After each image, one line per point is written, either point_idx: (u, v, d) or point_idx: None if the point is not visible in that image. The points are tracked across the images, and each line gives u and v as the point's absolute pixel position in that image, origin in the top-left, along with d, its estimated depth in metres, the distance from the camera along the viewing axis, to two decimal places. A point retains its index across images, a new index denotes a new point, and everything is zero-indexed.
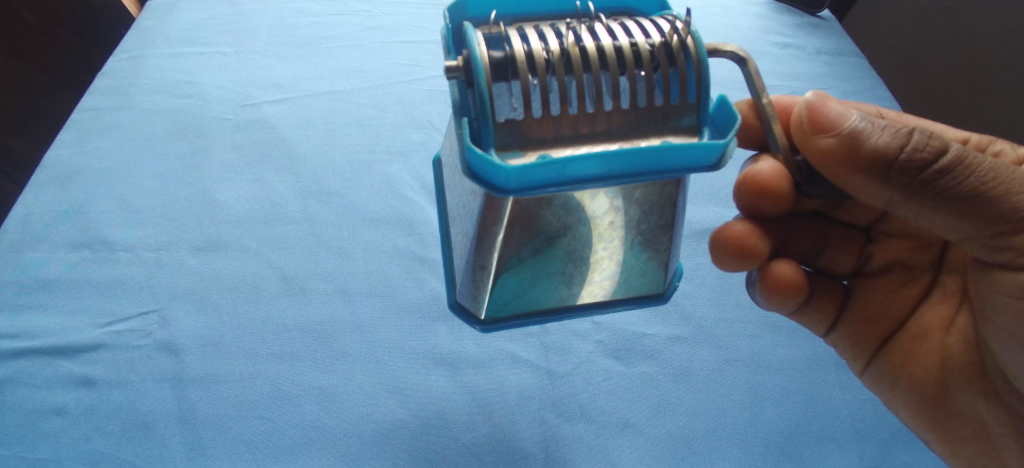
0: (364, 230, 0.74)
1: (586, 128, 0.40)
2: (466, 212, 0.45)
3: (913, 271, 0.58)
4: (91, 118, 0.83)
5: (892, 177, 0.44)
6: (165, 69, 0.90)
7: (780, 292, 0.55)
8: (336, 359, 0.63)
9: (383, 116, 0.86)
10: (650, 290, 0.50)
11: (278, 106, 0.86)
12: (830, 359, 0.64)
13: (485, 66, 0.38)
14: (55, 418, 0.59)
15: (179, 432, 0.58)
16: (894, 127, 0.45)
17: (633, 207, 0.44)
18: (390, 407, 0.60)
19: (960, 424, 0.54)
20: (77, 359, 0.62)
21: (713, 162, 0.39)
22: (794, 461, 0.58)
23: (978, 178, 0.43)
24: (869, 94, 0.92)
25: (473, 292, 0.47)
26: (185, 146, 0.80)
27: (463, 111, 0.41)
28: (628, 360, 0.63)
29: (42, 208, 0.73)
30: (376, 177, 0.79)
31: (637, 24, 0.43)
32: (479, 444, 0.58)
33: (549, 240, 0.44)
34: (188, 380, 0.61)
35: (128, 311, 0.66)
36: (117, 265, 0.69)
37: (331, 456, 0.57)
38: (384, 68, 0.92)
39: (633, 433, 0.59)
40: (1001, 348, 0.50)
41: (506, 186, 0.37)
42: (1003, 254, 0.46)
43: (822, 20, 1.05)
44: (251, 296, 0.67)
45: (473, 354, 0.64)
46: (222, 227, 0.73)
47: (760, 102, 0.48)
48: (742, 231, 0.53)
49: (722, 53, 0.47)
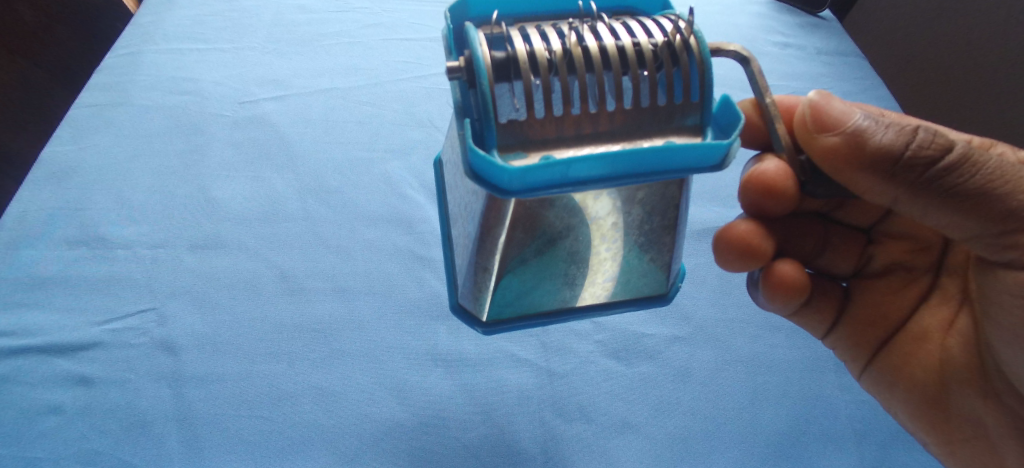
0: (363, 228, 0.73)
1: (589, 128, 0.40)
2: (468, 213, 0.45)
3: (913, 273, 0.58)
4: (87, 114, 0.82)
5: (898, 174, 0.44)
6: (160, 65, 0.89)
7: (782, 292, 0.54)
8: (335, 357, 0.63)
9: (382, 114, 0.85)
10: (652, 291, 0.50)
11: (278, 103, 0.86)
12: (830, 360, 0.64)
13: (487, 66, 0.38)
14: (52, 417, 0.58)
15: (178, 430, 0.58)
16: (899, 124, 0.45)
17: (636, 209, 0.44)
18: (390, 406, 0.60)
19: (959, 425, 0.54)
20: (74, 358, 0.62)
21: (716, 163, 0.39)
22: (794, 462, 0.58)
23: (983, 176, 0.43)
24: (870, 94, 0.92)
25: (474, 294, 0.47)
26: (183, 143, 0.80)
27: (464, 112, 0.41)
28: (628, 359, 0.63)
29: (39, 204, 0.72)
30: (376, 175, 0.79)
31: (640, 23, 0.43)
32: (478, 444, 0.58)
33: (551, 242, 0.44)
34: (185, 379, 0.61)
35: (125, 309, 0.65)
36: (114, 263, 0.68)
37: (330, 457, 0.57)
38: (383, 66, 0.92)
39: (633, 433, 0.59)
40: (1001, 347, 0.50)
41: (508, 187, 0.37)
42: (1007, 253, 0.46)
43: (823, 20, 1.04)
44: (250, 295, 0.67)
45: (472, 353, 0.64)
46: (220, 226, 0.72)
47: (763, 102, 0.47)
48: (747, 230, 0.53)
49: (723, 53, 0.46)
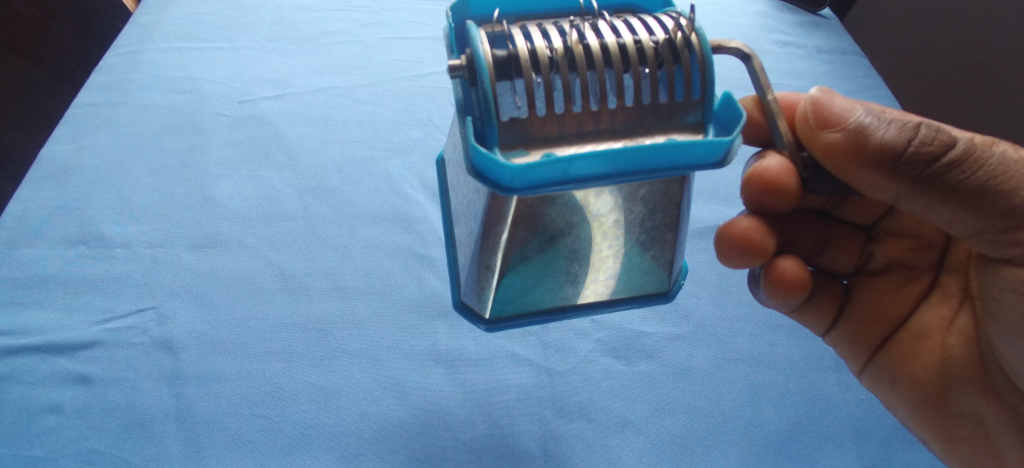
0: (363, 227, 0.73)
1: (591, 125, 0.40)
2: (470, 211, 0.45)
3: (913, 271, 0.58)
4: (86, 114, 0.82)
5: (900, 170, 0.44)
6: (160, 64, 0.89)
7: (784, 288, 0.54)
8: (335, 356, 0.63)
9: (382, 113, 0.85)
10: (654, 288, 0.50)
11: (277, 102, 0.85)
12: (830, 359, 0.64)
13: (489, 65, 0.37)
14: (51, 416, 0.58)
15: (178, 429, 0.58)
16: (900, 121, 0.45)
17: (638, 206, 0.44)
18: (390, 405, 0.60)
19: (960, 423, 0.54)
20: (73, 357, 0.62)
21: (718, 160, 0.39)
22: (794, 461, 0.58)
23: (986, 172, 0.43)
24: (870, 93, 0.92)
25: (476, 291, 0.47)
26: (182, 142, 0.80)
27: (465, 110, 0.41)
28: (628, 358, 0.63)
29: (37, 204, 0.72)
30: (375, 174, 0.78)
31: (641, 20, 0.42)
32: (478, 443, 0.58)
33: (553, 239, 0.44)
34: (185, 378, 0.61)
35: (125, 308, 0.65)
36: (113, 262, 0.68)
37: (330, 457, 0.57)
38: (383, 65, 0.92)
39: (633, 432, 0.59)
40: (1001, 344, 0.50)
41: (510, 184, 0.37)
42: (1008, 250, 0.46)
43: (823, 19, 1.04)
44: (250, 294, 0.67)
45: (472, 352, 0.64)
46: (219, 225, 0.72)
47: (765, 99, 0.47)
48: (748, 226, 0.53)
49: (725, 50, 0.46)
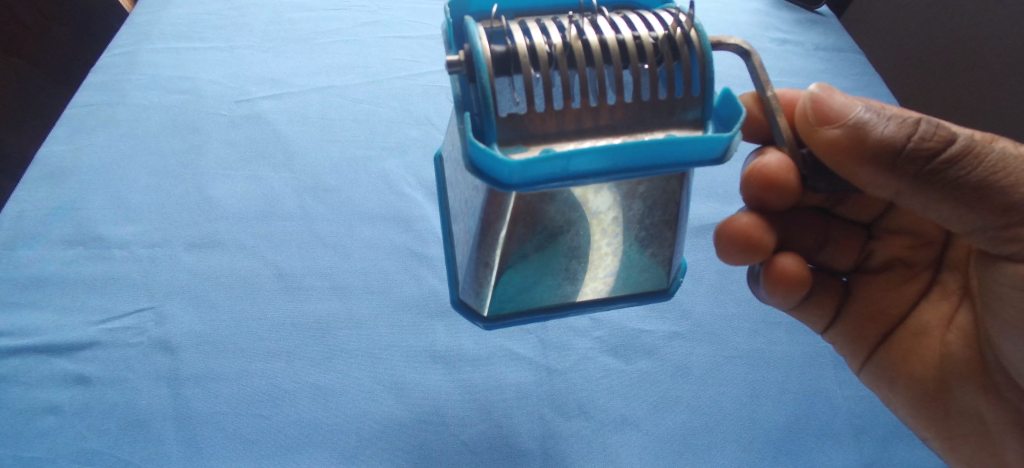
0: (362, 226, 0.73)
1: (590, 121, 0.40)
2: (469, 208, 0.45)
3: (913, 268, 0.58)
4: (84, 114, 0.81)
5: (900, 166, 0.44)
6: (158, 64, 0.88)
7: (784, 285, 0.54)
8: (334, 355, 0.62)
9: (380, 112, 0.85)
10: (654, 285, 0.50)
11: (276, 101, 0.85)
12: (829, 356, 0.64)
13: (487, 61, 0.37)
14: (49, 417, 0.58)
15: (176, 429, 0.58)
16: (900, 117, 0.45)
17: (637, 203, 0.43)
18: (389, 404, 0.60)
19: (959, 422, 0.54)
20: (71, 357, 0.61)
21: (718, 156, 0.39)
22: (793, 458, 0.58)
23: (986, 169, 0.43)
24: (868, 90, 0.92)
25: (475, 289, 0.46)
26: (180, 142, 0.80)
27: (464, 106, 0.41)
28: (627, 356, 0.63)
29: (35, 205, 0.71)
30: (374, 173, 0.78)
31: (640, 17, 0.42)
32: (478, 441, 0.58)
33: (552, 236, 0.44)
34: (183, 378, 0.60)
35: (123, 308, 0.65)
36: (111, 262, 0.68)
37: (329, 456, 0.56)
38: (381, 64, 0.92)
39: (632, 430, 0.58)
40: (1001, 340, 0.50)
41: (509, 181, 0.37)
42: (1008, 246, 0.46)
43: (821, 17, 1.04)
44: (248, 294, 0.67)
45: (471, 351, 0.63)
46: (218, 225, 0.72)
47: (765, 95, 0.47)
48: (748, 223, 0.53)
49: (724, 46, 0.46)
